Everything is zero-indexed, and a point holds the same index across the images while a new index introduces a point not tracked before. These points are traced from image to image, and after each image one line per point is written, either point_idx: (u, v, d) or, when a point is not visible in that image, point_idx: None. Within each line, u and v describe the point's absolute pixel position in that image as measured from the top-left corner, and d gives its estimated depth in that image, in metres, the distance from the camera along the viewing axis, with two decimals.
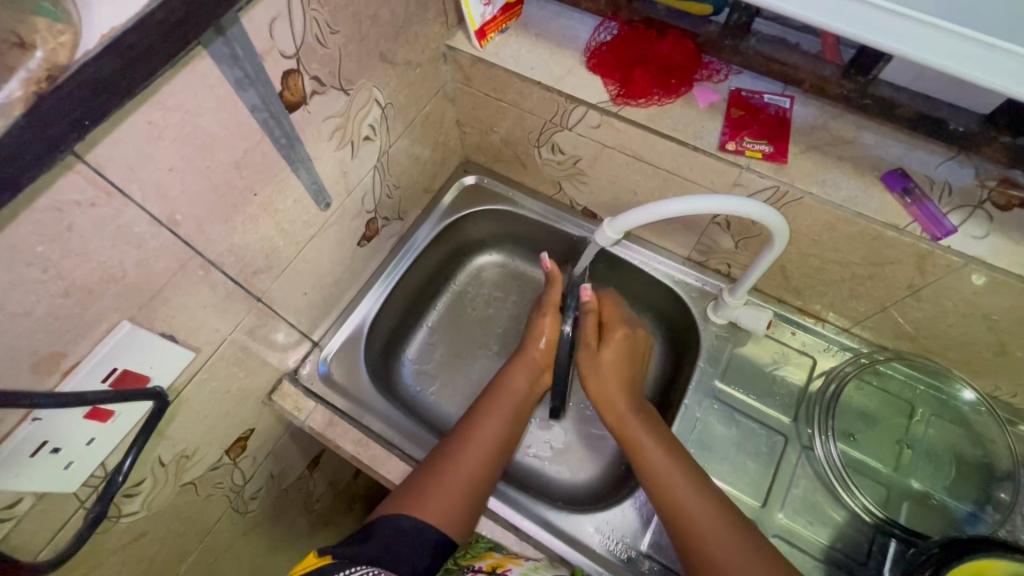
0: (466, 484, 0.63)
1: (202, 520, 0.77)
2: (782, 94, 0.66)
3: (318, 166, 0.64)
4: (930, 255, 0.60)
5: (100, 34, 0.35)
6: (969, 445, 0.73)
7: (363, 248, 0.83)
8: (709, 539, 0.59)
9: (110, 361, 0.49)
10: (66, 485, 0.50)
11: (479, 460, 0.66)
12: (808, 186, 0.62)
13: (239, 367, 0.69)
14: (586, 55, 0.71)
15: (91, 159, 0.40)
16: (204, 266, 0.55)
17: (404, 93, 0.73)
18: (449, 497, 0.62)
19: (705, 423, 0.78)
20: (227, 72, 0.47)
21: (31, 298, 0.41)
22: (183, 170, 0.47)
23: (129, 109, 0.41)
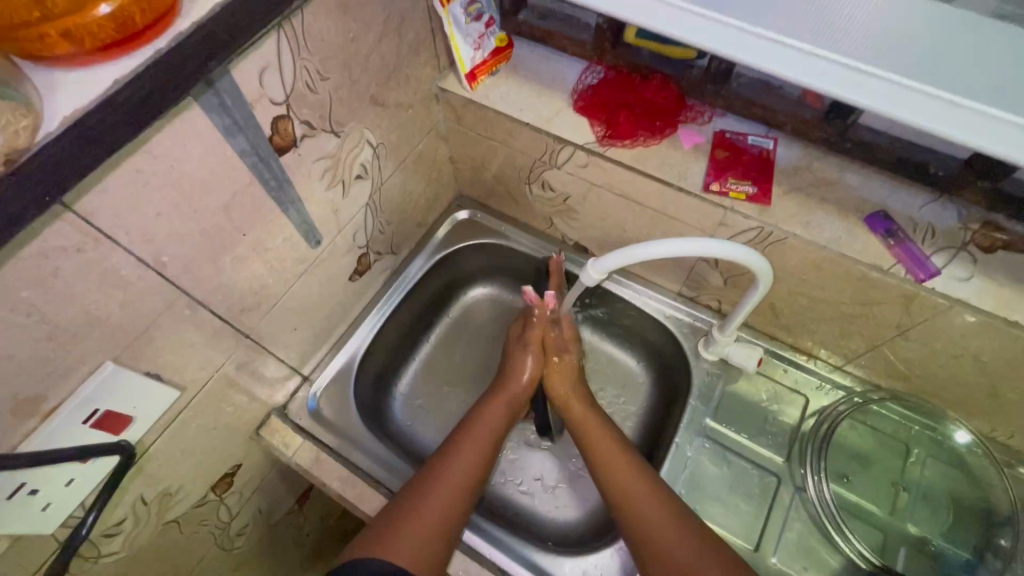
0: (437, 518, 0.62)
1: (185, 558, 0.76)
2: (766, 136, 0.67)
3: (308, 205, 0.65)
4: (916, 297, 0.60)
5: (59, 116, 0.37)
6: (967, 489, 0.71)
7: (355, 282, 0.84)
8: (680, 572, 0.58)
9: (93, 403, 0.49)
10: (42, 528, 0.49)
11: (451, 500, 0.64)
12: (792, 228, 0.63)
13: (226, 402, 0.69)
14: (574, 97, 0.73)
15: (78, 207, 0.41)
16: (191, 306, 0.56)
17: (396, 133, 0.75)
18: (418, 534, 0.60)
19: (696, 463, 0.76)
20: (216, 120, 0.48)
21: (14, 343, 0.42)
22: (171, 214, 0.49)
23: (117, 158, 0.42)
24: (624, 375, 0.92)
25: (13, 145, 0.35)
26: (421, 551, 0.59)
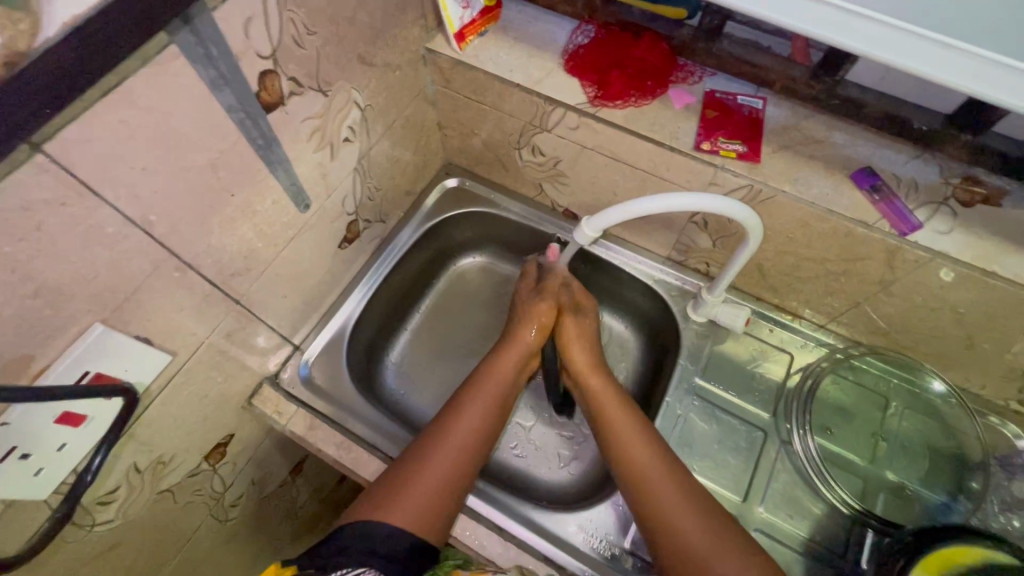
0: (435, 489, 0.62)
1: (180, 529, 0.76)
2: (755, 96, 0.67)
3: (296, 167, 0.63)
4: (899, 251, 0.61)
5: (60, 22, 0.35)
6: (941, 437, 0.74)
7: (344, 250, 0.82)
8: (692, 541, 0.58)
9: (83, 364, 0.48)
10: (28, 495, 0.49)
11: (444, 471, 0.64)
12: (781, 185, 0.64)
13: (217, 370, 0.68)
14: (564, 57, 0.72)
15: (59, 156, 0.39)
16: (180, 268, 0.55)
17: (384, 95, 0.73)
18: (422, 502, 0.60)
19: (684, 421, 0.78)
20: (201, 71, 0.46)
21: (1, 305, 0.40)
22: (157, 169, 0.47)
23: (100, 107, 0.40)
24: (613, 340, 0.94)
25: (12, 51, 0.33)
26: (429, 514, 0.60)
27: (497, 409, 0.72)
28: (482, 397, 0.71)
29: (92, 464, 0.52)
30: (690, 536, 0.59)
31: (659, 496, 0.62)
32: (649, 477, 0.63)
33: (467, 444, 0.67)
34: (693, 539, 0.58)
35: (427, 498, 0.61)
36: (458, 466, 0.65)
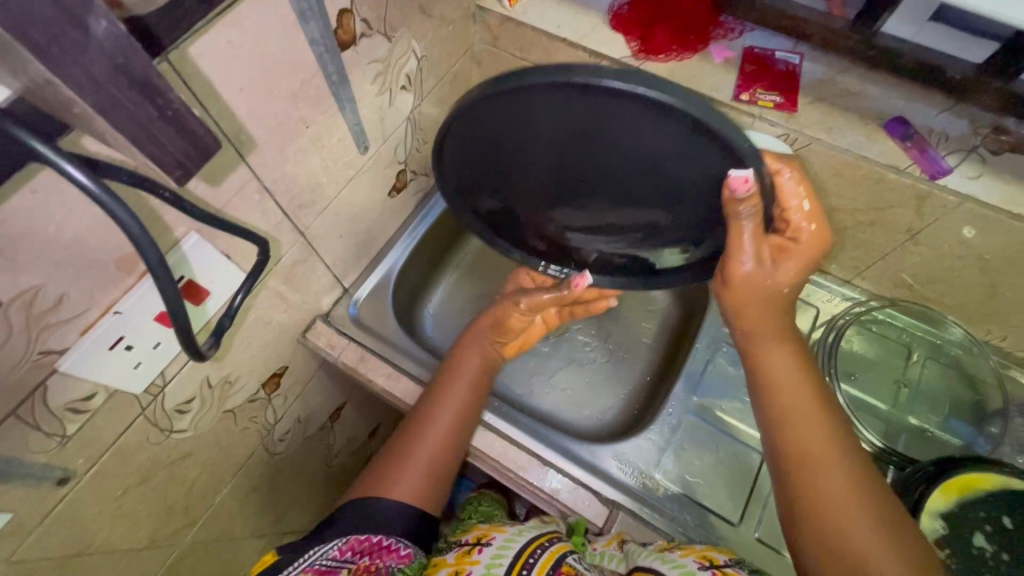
0: (427, 465, 0.64)
1: (237, 453, 0.81)
2: (793, 51, 0.71)
3: (360, 108, 0.68)
4: (929, 195, 0.65)
5: None
6: (962, 387, 0.77)
7: (393, 199, 0.87)
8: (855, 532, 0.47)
9: (180, 269, 0.52)
10: (199, 321, 0.57)
11: (437, 449, 0.65)
12: (816, 133, 0.67)
13: (280, 298, 0.73)
14: (609, 15, 0.76)
15: (179, 67, 0.44)
16: (260, 191, 0.59)
17: (437, 48, 0.77)
18: (415, 480, 0.63)
19: (711, 367, 0.82)
20: (293, 3, 0.51)
21: (130, 205, 0.45)
22: (252, 92, 0.52)
23: (213, 26, 0.45)
24: (643, 297, 0.96)
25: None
26: (424, 490, 0.63)
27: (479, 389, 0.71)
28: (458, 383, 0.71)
29: (232, 302, 0.52)
30: (846, 519, 0.48)
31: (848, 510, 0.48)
32: (829, 477, 0.50)
33: (450, 430, 0.67)
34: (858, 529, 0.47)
35: (419, 481, 0.63)
36: (443, 451, 0.66)
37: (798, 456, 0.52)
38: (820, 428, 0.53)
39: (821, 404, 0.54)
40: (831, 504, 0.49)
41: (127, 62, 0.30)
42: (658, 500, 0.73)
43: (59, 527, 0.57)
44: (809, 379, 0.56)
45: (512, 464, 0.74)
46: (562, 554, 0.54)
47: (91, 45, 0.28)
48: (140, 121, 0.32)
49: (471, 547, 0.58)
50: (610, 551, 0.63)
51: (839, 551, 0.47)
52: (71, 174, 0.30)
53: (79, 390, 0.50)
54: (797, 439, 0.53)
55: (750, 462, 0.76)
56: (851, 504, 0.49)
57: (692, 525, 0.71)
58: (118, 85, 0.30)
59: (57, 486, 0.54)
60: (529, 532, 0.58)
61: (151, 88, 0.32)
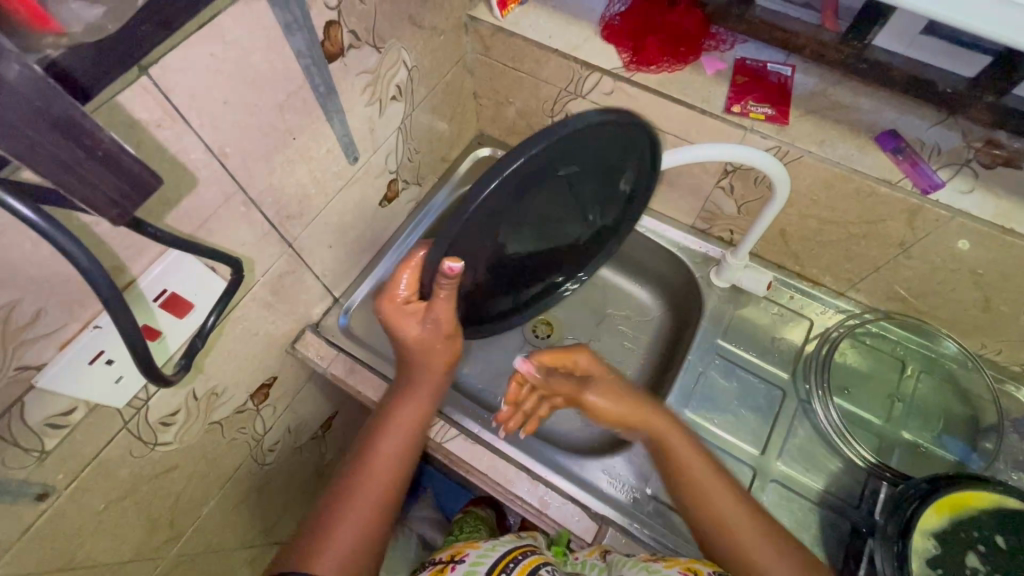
0: (342, 557, 0.56)
1: (225, 464, 0.80)
2: (785, 63, 0.70)
3: (349, 119, 0.68)
4: (921, 210, 0.64)
5: None
6: (957, 402, 0.77)
7: (384, 208, 0.87)
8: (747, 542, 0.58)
9: (162, 283, 0.52)
10: (160, 357, 0.56)
11: (355, 532, 0.58)
12: (808, 146, 0.67)
13: (268, 310, 0.72)
14: (601, 25, 0.76)
15: (159, 80, 0.44)
16: (246, 203, 0.59)
17: (428, 58, 0.77)
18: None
19: (703, 379, 0.82)
20: (278, 14, 0.51)
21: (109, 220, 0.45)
22: (235, 104, 0.52)
23: (193, 38, 0.45)
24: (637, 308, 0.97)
25: None
26: None
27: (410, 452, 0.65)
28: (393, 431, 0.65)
29: (204, 324, 0.54)
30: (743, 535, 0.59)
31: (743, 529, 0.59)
32: (725, 507, 0.60)
33: (384, 479, 0.62)
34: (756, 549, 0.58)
35: (338, 571, 0.55)
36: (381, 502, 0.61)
37: (723, 528, 0.59)
38: (722, 492, 0.61)
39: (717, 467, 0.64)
40: (734, 536, 0.59)
41: (46, 105, 0.30)
42: (648, 516, 0.72)
43: (41, 542, 0.57)
44: (704, 454, 0.64)
45: (503, 479, 0.72)
46: (536, 566, 0.54)
47: (2, 91, 0.28)
48: (69, 165, 0.32)
49: (443, 566, 0.57)
50: (591, 560, 0.62)
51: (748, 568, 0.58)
52: (14, 209, 0.30)
53: (58, 406, 0.50)
54: (697, 489, 0.62)
55: (743, 477, 0.75)
56: (744, 526, 0.59)
57: (682, 539, 0.70)
58: (37, 128, 0.30)
59: (36, 501, 0.54)
60: (501, 548, 0.57)
61: (77, 129, 0.32)
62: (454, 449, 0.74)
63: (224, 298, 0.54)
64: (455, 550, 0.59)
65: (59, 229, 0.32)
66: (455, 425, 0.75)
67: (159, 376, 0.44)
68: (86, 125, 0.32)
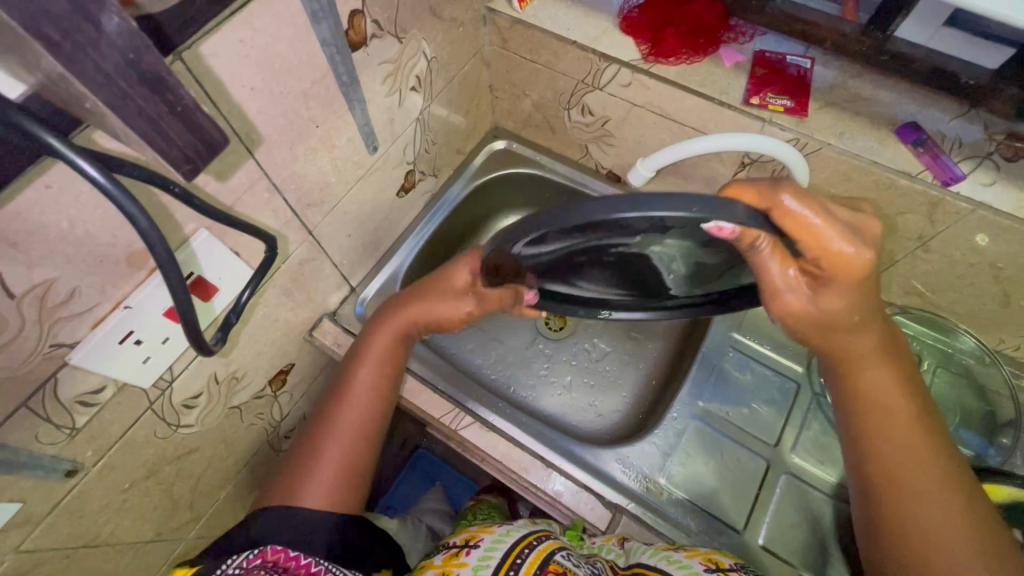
0: (330, 474, 0.61)
1: (244, 448, 0.82)
2: (805, 56, 0.70)
3: (370, 108, 0.68)
4: (941, 202, 0.64)
5: None
6: (973, 397, 0.77)
7: (401, 199, 0.88)
8: (923, 506, 0.51)
9: (190, 266, 0.53)
10: (203, 321, 0.58)
11: (342, 451, 0.62)
12: (827, 138, 0.67)
13: (288, 297, 0.73)
14: (619, 17, 0.76)
15: (193, 64, 0.45)
16: (270, 190, 0.60)
17: (447, 49, 0.78)
18: (321, 487, 0.59)
19: (717, 372, 0.82)
20: (305, 3, 0.52)
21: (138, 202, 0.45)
22: (263, 91, 0.53)
23: (226, 25, 0.46)
24: None
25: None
26: (338, 495, 0.60)
27: (388, 375, 0.67)
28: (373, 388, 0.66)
29: (240, 299, 0.53)
30: (917, 497, 0.51)
31: (919, 490, 0.51)
32: (900, 461, 0.52)
33: (353, 433, 0.64)
34: (931, 519, 0.50)
35: (328, 486, 0.60)
36: (352, 453, 0.63)
37: (890, 480, 0.52)
38: (920, 445, 0.53)
39: (914, 410, 0.54)
40: (901, 493, 0.52)
41: (138, 58, 0.30)
42: (662, 505, 0.73)
43: (68, 517, 0.58)
44: (911, 396, 0.55)
45: (518, 465, 0.73)
46: (551, 552, 0.54)
47: (103, 41, 0.28)
48: (150, 118, 0.32)
49: (457, 550, 0.57)
50: (609, 544, 0.62)
51: (914, 526, 0.50)
52: (83, 169, 0.31)
53: (88, 384, 0.51)
54: (886, 441, 0.53)
55: (757, 469, 0.75)
56: (932, 502, 0.50)
57: (696, 530, 0.70)
58: (127, 80, 0.30)
59: (65, 478, 0.55)
60: (518, 532, 0.57)
61: (161, 86, 0.31)
62: (469, 436, 0.75)
63: (259, 274, 0.55)
64: (469, 534, 0.60)
65: (123, 190, 0.32)
66: (469, 413, 0.76)
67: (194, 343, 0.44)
68: (169, 79, 0.32)
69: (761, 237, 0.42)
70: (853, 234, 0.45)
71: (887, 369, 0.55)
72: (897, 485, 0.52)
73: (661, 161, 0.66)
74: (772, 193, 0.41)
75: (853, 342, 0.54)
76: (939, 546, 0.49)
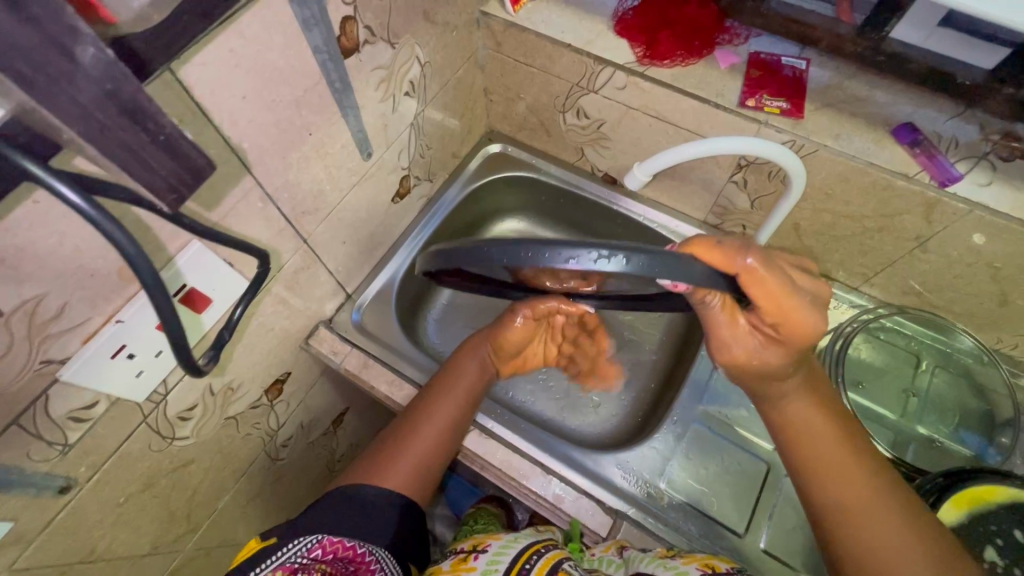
0: (417, 457, 0.64)
1: (240, 458, 0.81)
2: (800, 57, 0.70)
3: (364, 115, 0.68)
4: (938, 203, 0.64)
5: None
6: (972, 396, 0.76)
7: (396, 204, 0.87)
8: (878, 533, 0.50)
9: (183, 277, 0.52)
10: (198, 332, 0.57)
11: (432, 440, 0.66)
12: (824, 140, 0.66)
13: (283, 306, 0.73)
14: (614, 20, 0.76)
15: (183, 75, 0.44)
16: (263, 199, 0.59)
17: (441, 54, 0.77)
18: (406, 469, 0.63)
19: (716, 374, 0.82)
20: (296, 10, 0.51)
21: (128, 214, 0.45)
22: (254, 100, 0.52)
23: (215, 34, 0.45)
24: None
25: None
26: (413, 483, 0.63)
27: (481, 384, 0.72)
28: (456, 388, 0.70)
29: (233, 315, 0.53)
30: (871, 526, 0.50)
31: (870, 516, 0.51)
32: (845, 490, 0.52)
33: (443, 426, 0.67)
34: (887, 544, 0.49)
35: (411, 471, 0.63)
36: (437, 443, 0.66)
37: (842, 510, 0.52)
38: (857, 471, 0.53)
39: (844, 436, 0.55)
40: (855, 523, 0.51)
41: (116, 89, 0.30)
42: (663, 509, 0.72)
43: (63, 533, 0.58)
44: (831, 425, 0.56)
45: (519, 472, 0.73)
46: (558, 561, 0.53)
47: (78, 74, 0.28)
48: (130, 147, 0.32)
49: (466, 554, 0.57)
50: (608, 556, 0.62)
51: (869, 558, 0.50)
52: (61, 193, 0.30)
53: (80, 400, 0.50)
54: (829, 473, 0.53)
55: (756, 472, 0.75)
56: (885, 525, 0.50)
57: (695, 534, 0.70)
58: (106, 111, 0.30)
59: (59, 494, 0.54)
60: (525, 540, 0.57)
61: (141, 113, 0.31)
62: (469, 444, 0.75)
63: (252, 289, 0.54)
64: (476, 541, 0.60)
65: (105, 215, 0.31)
66: None
67: (190, 363, 0.42)
68: (150, 108, 0.31)
69: (711, 293, 0.48)
70: (811, 303, 0.50)
71: (809, 403, 0.56)
72: (851, 516, 0.51)
73: (649, 171, 0.67)
74: (740, 256, 0.46)
75: (779, 380, 0.55)
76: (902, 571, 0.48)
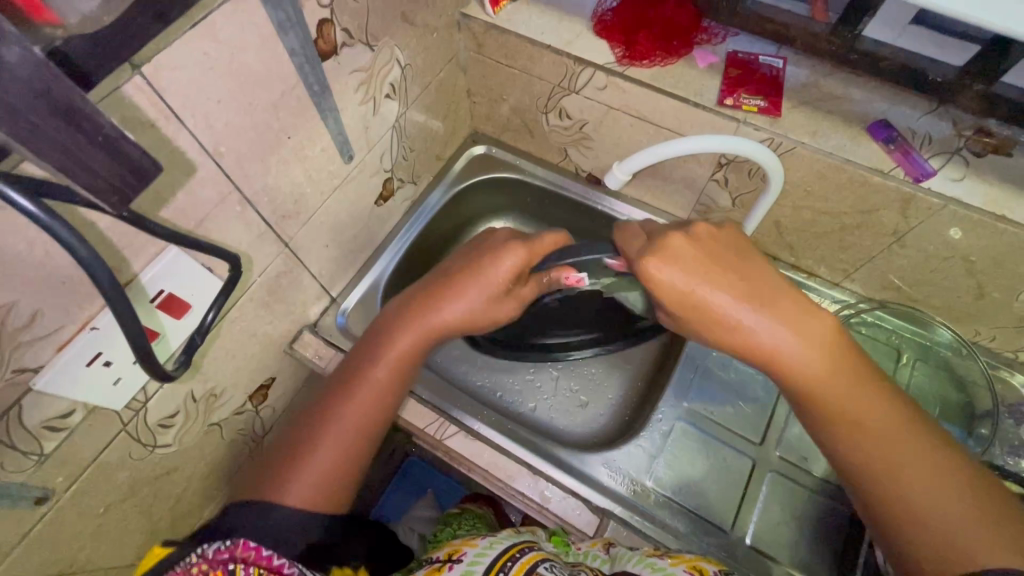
0: (322, 468, 0.56)
1: (226, 466, 0.80)
2: (776, 56, 0.71)
3: (344, 117, 0.68)
4: (913, 198, 0.65)
5: None
6: (953, 389, 0.77)
7: (380, 207, 0.87)
8: (920, 493, 0.47)
9: (160, 282, 0.52)
10: (178, 337, 0.56)
11: (338, 448, 0.58)
12: (801, 137, 0.67)
13: (266, 310, 0.72)
14: (593, 21, 0.76)
15: (153, 79, 0.44)
16: (242, 203, 0.59)
17: (421, 56, 0.77)
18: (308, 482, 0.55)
19: (702, 372, 0.82)
20: (271, 12, 0.51)
21: (100, 219, 0.44)
22: (230, 103, 0.52)
23: (187, 37, 0.45)
24: None
25: None
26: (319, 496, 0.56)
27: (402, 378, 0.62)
28: (365, 383, 0.60)
29: (204, 320, 0.54)
30: (917, 487, 0.47)
31: (911, 477, 0.48)
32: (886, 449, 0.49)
33: (358, 425, 0.59)
34: (933, 503, 0.46)
35: (310, 484, 0.55)
36: (351, 447, 0.58)
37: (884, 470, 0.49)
38: (893, 429, 0.50)
39: (874, 388, 0.51)
40: (901, 484, 0.48)
41: (47, 88, 0.30)
42: (648, 507, 0.73)
43: (42, 544, 0.57)
44: (853, 368, 0.52)
45: (505, 474, 0.72)
46: (535, 563, 0.53)
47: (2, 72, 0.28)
48: (65, 146, 0.32)
49: (440, 564, 0.56)
50: (594, 552, 0.62)
51: (919, 519, 0.46)
52: (13, 200, 0.31)
53: (56, 408, 0.50)
54: (867, 434, 0.50)
55: (742, 469, 0.75)
56: (927, 481, 0.47)
57: (682, 531, 0.71)
58: (37, 110, 0.30)
59: (36, 504, 0.53)
60: (501, 544, 0.57)
61: (78, 114, 0.32)
62: (455, 446, 0.74)
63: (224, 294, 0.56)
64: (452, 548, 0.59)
65: (54, 217, 0.32)
66: (454, 422, 0.75)
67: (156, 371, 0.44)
68: (88, 110, 0.32)
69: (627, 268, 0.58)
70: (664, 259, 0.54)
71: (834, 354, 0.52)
72: (891, 478, 0.48)
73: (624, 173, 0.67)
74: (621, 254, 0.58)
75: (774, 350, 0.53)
76: (951, 528, 0.45)
